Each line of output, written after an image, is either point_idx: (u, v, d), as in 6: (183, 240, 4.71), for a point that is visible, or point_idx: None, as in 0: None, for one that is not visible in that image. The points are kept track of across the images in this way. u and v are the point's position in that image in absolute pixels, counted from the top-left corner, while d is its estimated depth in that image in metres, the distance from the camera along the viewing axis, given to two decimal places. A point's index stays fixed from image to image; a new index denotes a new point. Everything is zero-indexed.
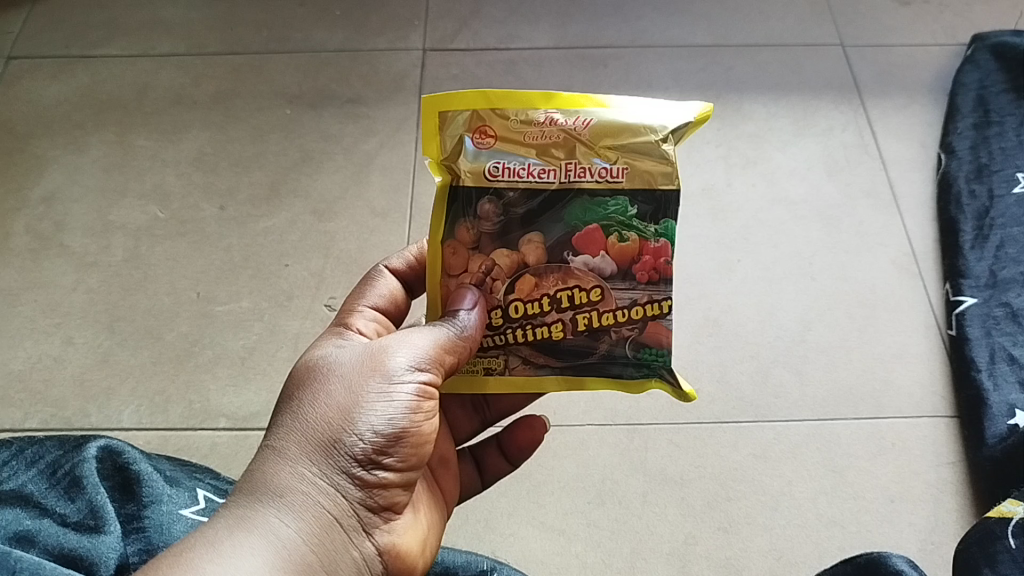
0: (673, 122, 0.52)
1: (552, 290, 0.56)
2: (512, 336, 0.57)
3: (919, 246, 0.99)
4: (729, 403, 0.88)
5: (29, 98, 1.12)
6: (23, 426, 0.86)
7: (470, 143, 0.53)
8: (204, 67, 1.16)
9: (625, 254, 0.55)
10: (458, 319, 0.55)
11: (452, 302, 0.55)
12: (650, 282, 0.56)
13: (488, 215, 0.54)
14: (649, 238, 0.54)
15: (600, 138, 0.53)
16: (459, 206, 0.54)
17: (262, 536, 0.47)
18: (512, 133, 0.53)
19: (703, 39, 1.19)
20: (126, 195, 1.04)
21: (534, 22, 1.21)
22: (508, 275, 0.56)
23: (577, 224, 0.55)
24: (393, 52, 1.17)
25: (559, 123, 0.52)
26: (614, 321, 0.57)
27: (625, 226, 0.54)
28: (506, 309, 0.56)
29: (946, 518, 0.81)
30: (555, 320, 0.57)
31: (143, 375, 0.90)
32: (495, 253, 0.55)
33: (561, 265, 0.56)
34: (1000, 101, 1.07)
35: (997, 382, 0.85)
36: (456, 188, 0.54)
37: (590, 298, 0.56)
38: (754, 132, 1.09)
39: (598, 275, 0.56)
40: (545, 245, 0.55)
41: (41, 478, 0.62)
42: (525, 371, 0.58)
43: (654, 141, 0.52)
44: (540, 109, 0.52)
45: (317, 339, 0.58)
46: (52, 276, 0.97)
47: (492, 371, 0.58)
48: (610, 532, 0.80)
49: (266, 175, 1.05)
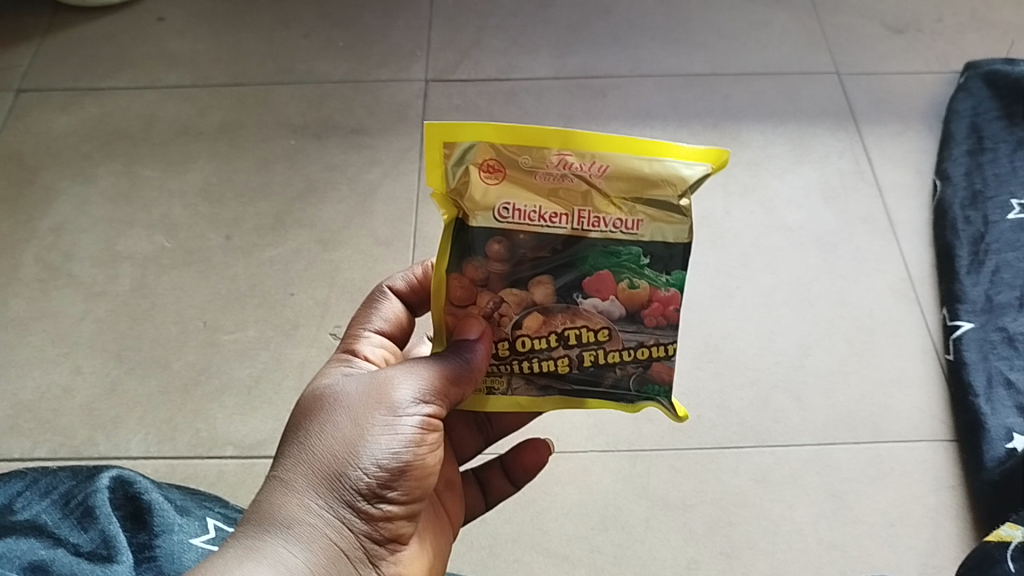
0: (693, 176, 0.50)
1: (560, 327, 0.57)
2: (517, 366, 0.59)
3: (916, 271, 1.00)
4: (730, 428, 0.89)
5: (37, 131, 1.14)
6: (32, 455, 0.87)
7: (479, 180, 0.51)
8: (209, 98, 1.18)
9: (635, 299, 0.55)
10: (464, 351, 0.55)
11: (460, 333, 0.56)
12: (658, 327, 0.56)
13: (497, 256, 0.54)
14: (660, 287, 0.55)
15: (615, 187, 0.51)
16: (468, 244, 0.54)
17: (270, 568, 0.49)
18: (523, 174, 0.51)
19: (701, 68, 1.21)
20: (134, 225, 1.05)
21: (533, 53, 1.23)
22: (516, 312, 0.56)
23: (588, 269, 0.54)
24: (396, 83, 1.19)
25: (573, 168, 0.50)
26: (619, 359, 0.58)
27: (636, 274, 0.54)
28: (512, 342, 0.57)
29: (947, 542, 0.82)
30: (561, 355, 0.58)
31: (151, 404, 0.91)
32: (504, 291, 0.56)
33: (569, 306, 0.56)
34: (994, 128, 1.09)
35: (995, 407, 0.86)
36: (464, 225, 0.53)
37: (597, 338, 0.57)
38: (751, 159, 1.11)
39: (606, 317, 0.56)
40: (554, 288, 0.55)
41: (55, 509, 0.64)
42: (527, 392, 0.60)
43: (671, 196, 0.51)
44: (553, 151, 0.50)
45: (322, 367, 0.60)
46: (60, 306, 0.98)
47: (494, 390, 0.59)
48: (614, 557, 0.81)
49: (271, 206, 1.07)
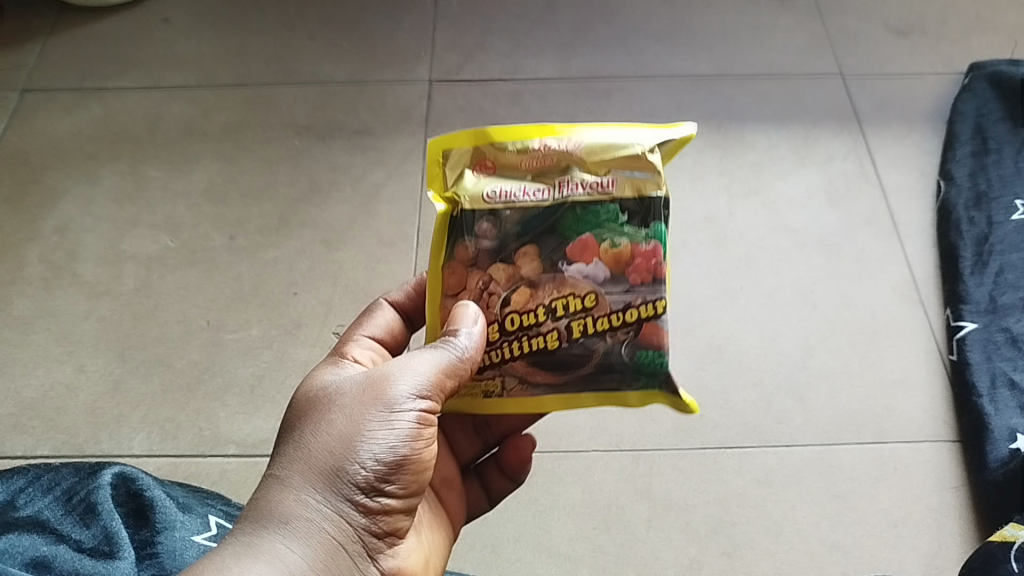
0: (659, 137, 0.56)
1: (547, 299, 0.57)
2: (508, 350, 0.58)
3: (919, 272, 1.00)
4: (733, 429, 0.89)
5: (43, 131, 1.15)
6: (35, 453, 0.88)
7: (471, 173, 0.57)
8: (214, 99, 1.18)
9: (619, 258, 0.56)
10: (457, 341, 0.55)
11: (451, 322, 0.56)
12: (644, 284, 0.56)
13: (486, 234, 0.57)
14: (639, 241, 0.56)
15: (591, 157, 0.56)
16: (458, 230, 0.57)
17: (267, 563, 0.49)
18: (510, 161, 0.56)
19: (705, 70, 1.21)
20: (138, 225, 1.05)
21: (538, 54, 1.23)
22: (505, 286, 0.57)
23: (571, 235, 0.56)
24: (400, 84, 1.19)
25: (552, 147, 0.56)
26: (609, 326, 0.57)
27: (616, 231, 0.56)
28: (502, 322, 0.57)
29: (950, 543, 0.82)
30: (550, 329, 0.57)
31: (154, 402, 0.91)
32: (492, 268, 0.57)
33: (555, 274, 0.57)
34: (998, 129, 1.09)
35: (998, 408, 0.86)
36: (456, 215, 0.57)
37: (585, 304, 0.57)
38: (755, 160, 1.11)
39: (592, 281, 0.57)
40: (540, 258, 0.57)
41: (58, 505, 0.63)
42: (524, 390, 0.58)
43: (641, 152, 0.55)
44: (534, 138, 0.56)
45: (315, 368, 0.60)
46: (64, 305, 0.98)
47: (490, 391, 0.58)
48: (616, 556, 0.81)
49: (275, 206, 1.07)
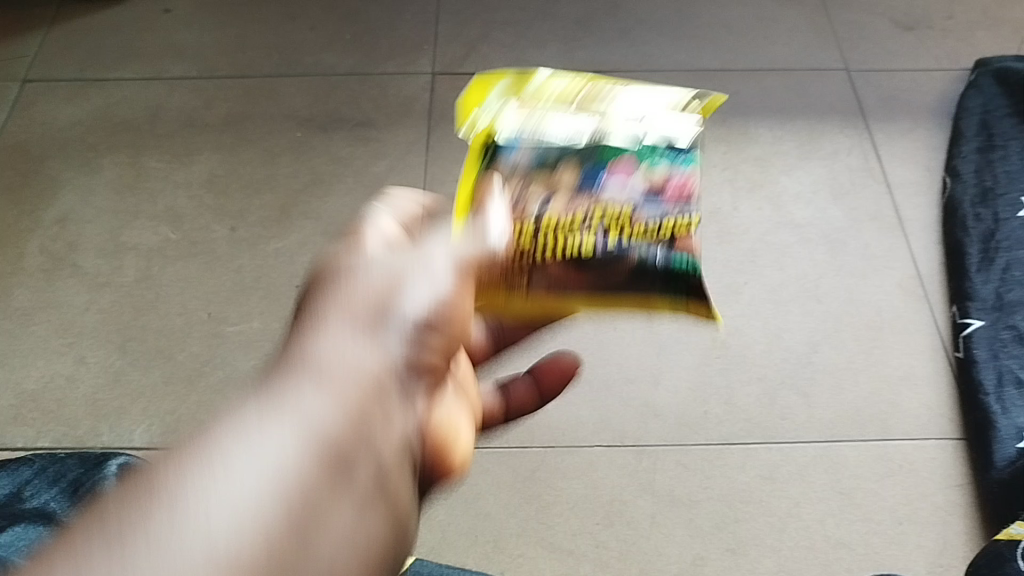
0: (697, 90, 0.56)
1: (584, 205, 0.50)
2: (532, 245, 0.48)
3: (925, 269, 1.00)
4: (736, 424, 0.88)
5: (43, 121, 1.14)
6: (35, 445, 0.87)
7: (509, 106, 0.54)
8: (216, 90, 1.18)
9: (656, 183, 0.51)
10: (495, 219, 0.48)
11: (481, 212, 0.48)
12: (681, 200, 0.51)
13: (523, 159, 0.52)
14: (677, 165, 0.52)
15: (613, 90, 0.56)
16: (491, 156, 0.52)
17: (282, 411, 0.37)
18: (546, 96, 0.55)
19: (710, 64, 1.21)
20: (139, 216, 1.05)
21: (541, 47, 1.22)
22: (539, 193, 0.50)
23: (606, 150, 0.52)
24: (403, 76, 1.19)
25: (591, 84, 0.56)
26: (641, 230, 0.49)
27: (653, 154, 0.52)
28: (533, 217, 0.48)
29: (954, 541, 0.81)
30: (581, 214, 0.49)
31: (155, 395, 0.90)
32: (526, 177, 0.51)
33: (591, 192, 0.50)
34: (1005, 125, 1.08)
35: (1006, 406, 0.85)
36: (490, 139, 0.52)
37: (623, 218, 0.49)
38: (759, 155, 1.10)
39: (629, 195, 0.50)
40: (576, 174, 0.51)
41: (64, 496, 0.62)
42: (547, 293, 0.48)
43: (688, 99, 0.55)
44: (574, 79, 0.56)
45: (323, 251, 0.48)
46: (64, 297, 0.98)
47: (514, 287, 0.48)
48: (619, 552, 0.80)
49: (277, 197, 1.06)
